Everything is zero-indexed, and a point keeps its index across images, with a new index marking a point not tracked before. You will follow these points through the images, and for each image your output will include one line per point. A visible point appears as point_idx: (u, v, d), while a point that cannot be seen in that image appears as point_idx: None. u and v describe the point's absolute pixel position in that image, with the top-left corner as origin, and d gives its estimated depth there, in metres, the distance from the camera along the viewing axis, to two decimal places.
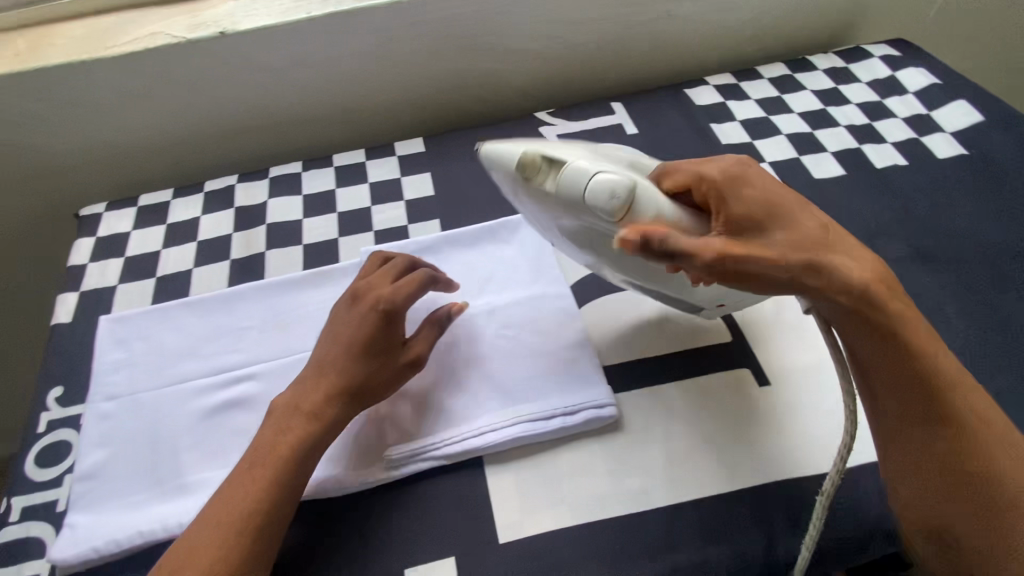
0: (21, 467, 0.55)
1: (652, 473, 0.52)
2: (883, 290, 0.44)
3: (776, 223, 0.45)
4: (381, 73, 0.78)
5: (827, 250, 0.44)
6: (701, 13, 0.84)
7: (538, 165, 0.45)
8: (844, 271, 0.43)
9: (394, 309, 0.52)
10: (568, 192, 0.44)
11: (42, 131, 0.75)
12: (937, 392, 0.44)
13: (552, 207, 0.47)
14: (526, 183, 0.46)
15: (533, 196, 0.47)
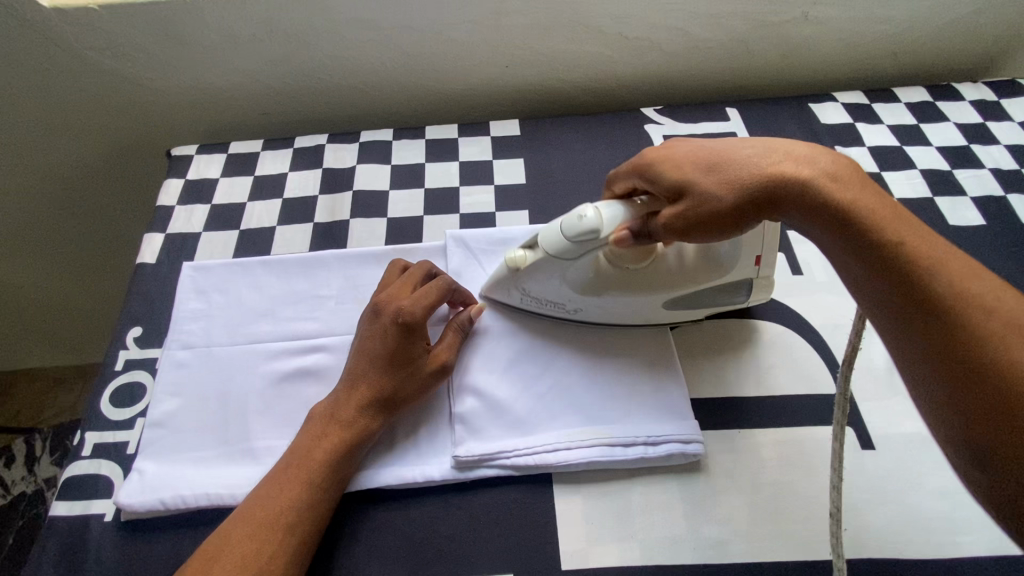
0: (96, 402, 0.56)
1: (731, 523, 0.48)
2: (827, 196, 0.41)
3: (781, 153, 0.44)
4: (487, 46, 0.74)
5: (800, 170, 0.42)
6: (842, 20, 0.75)
7: (524, 259, 0.53)
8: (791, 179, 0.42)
9: (411, 321, 0.51)
10: (555, 248, 0.50)
11: (144, 66, 0.75)
12: (944, 294, 0.35)
13: (560, 267, 0.52)
14: (526, 274, 0.53)
15: (541, 275, 0.53)
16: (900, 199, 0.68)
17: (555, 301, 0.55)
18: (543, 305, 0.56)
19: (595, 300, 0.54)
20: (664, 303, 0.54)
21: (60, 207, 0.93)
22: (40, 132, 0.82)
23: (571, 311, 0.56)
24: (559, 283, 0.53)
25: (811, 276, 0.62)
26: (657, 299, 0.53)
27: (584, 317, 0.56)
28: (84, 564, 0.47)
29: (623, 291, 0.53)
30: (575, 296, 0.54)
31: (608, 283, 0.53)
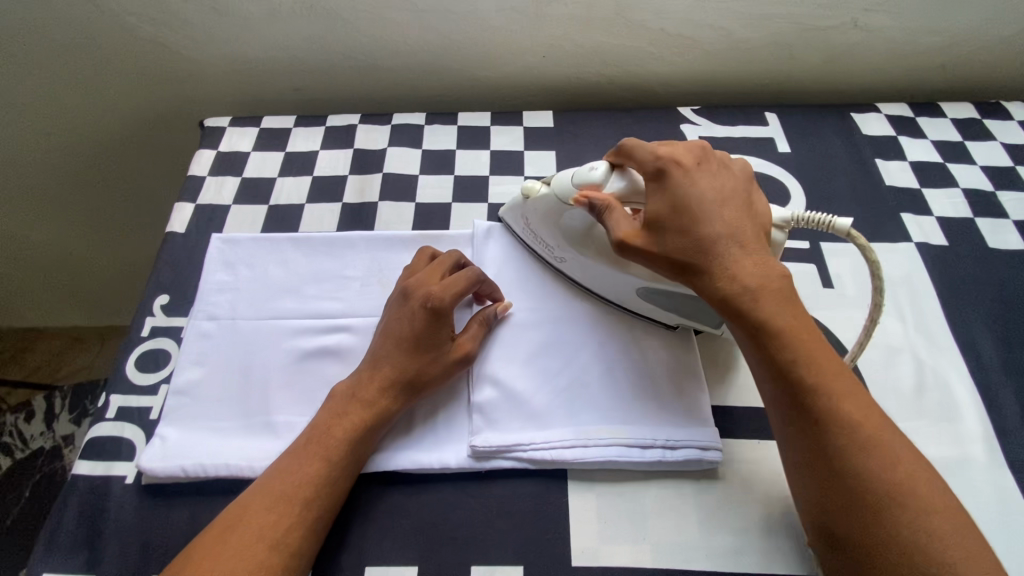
0: (121, 366, 0.56)
1: (745, 534, 0.47)
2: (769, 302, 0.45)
3: (731, 242, 0.46)
4: (526, 35, 0.73)
5: (757, 268, 0.46)
6: (893, 30, 0.73)
7: (538, 190, 0.57)
8: (722, 277, 0.46)
9: (441, 308, 0.51)
10: (561, 190, 0.54)
11: (182, 34, 0.75)
12: (833, 417, 0.41)
13: (558, 212, 0.56)
14: (534, 206, 0.58)
15: (546, 213, 0.57)
16: (939, 217, 0.66)
17: (547, 244, 0.59)
18: (538, 244, 0.60)
19: (579, 257, 0.56)
20: (640, 289, 0.54)
21: (91, 171, 0.94)
22: (76, 95, 0.83)
23: (558, 260, 0.59)
24: (555, 229, 0.57)
25: (842, 289, 0.61)
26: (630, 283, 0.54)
27: (569, 271, 0.59)
28: (103, 524, 0.48)
29: (601, 257, 0.54)
30: (563, 246, 0.57)
31: (592, 247, 0.55)
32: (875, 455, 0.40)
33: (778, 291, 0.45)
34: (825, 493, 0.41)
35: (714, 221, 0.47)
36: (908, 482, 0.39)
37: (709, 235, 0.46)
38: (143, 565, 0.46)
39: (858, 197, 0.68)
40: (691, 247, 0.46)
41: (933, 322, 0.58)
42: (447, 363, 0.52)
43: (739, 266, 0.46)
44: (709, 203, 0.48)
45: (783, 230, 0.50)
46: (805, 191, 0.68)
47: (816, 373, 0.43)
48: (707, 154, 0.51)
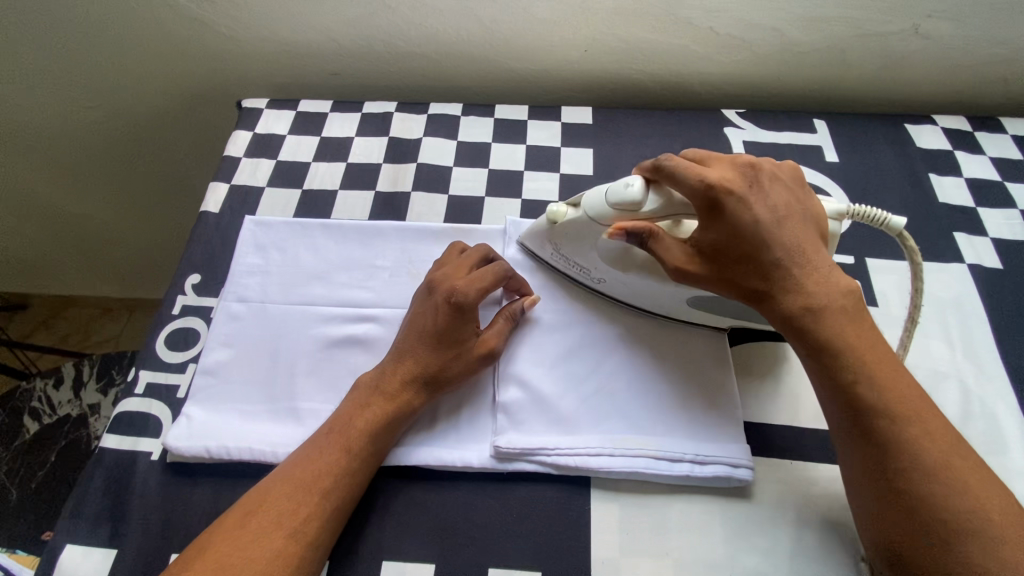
0: (152, 343, 0.57)
1: (772, 555, 0.46)
2: (835, 314, 0.44)
3: (793, 264, 0.45)
4: (569, 29, 0.71)
5: (821, 278, 0.44)
6: (956, 38, 0.69)
7: (563, 215, 0.53)
8: (783, 296, 0.44)
9: (463, 304, 0.50)
10: (595, 211, 0.50)
11: (222, 12, 0.74)
12: (902, 446, 0.40)
13: (593, 233, 0.51)
14: (563, 232, 0.54)
15: (579, 237, 0.53)
16: (994, 238, 0.63)
17: (584, 267, 0.55)
18: (571, 266, 0.57)
19: (619, 275, 0.53)
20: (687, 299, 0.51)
21: (129, 145, 0.96)
22: (118, 69, 0.84)
23: (596, 281, 0.56)
24: (592, 252, 0.53)
25: (887, 309, 0.58)
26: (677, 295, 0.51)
27: (608, 290, 0.56)
28: (128, 499, 0.48)
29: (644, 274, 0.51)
30: (601, 265, 0.54)
31: (634, 265, 0.51)
32: (949, 479, 0.39)
33: (841, 310, 0.44)
34: (887, 512, 0.40)
35: (777, 240, 0.45)
36: (986, 504, 0.38)
37: (769, 256, 0.45)
38: (164, 544, 0.46)
39: (907, 212, 0.65)
40: (749, 269, 0.45)
41: (983, 348, 0.55)
42: (472, 358, 0.50)
43: (802, 287, 0.44)
44: (776, 225, 0.45)
45: (839, 222, 0.49)
46: (852, 203, 0.66)
47: (887, 398, 0.41)
48: (759, 173, 0.48)
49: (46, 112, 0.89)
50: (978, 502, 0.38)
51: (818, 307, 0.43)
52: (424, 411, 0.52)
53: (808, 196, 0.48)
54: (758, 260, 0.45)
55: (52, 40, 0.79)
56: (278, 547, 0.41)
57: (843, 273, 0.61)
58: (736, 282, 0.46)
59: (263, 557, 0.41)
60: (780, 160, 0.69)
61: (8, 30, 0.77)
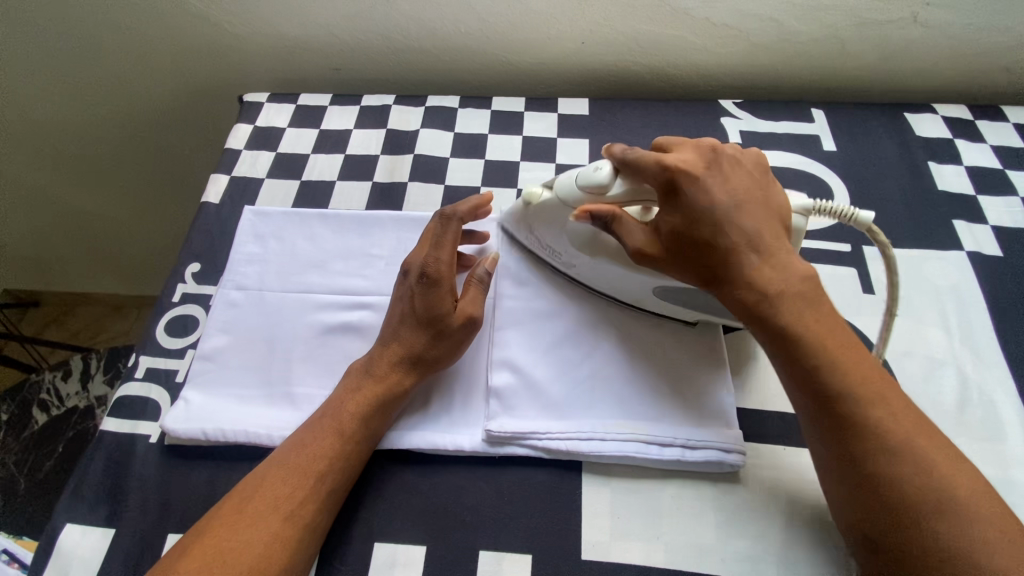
0: (152, 329, 0.58)
1: (765, 540, 0.46)
2: (795, 299, 0.44)
3: (751, 248, 0.45)
4: (564, 21, 0.71)
5: (780, 265, 0.45)
6: (956, 26, 0.69)
7: (538, 196, 0.55)
8: (740, 280, 0.45)
9: (434, 276, 0.51)
10: (565, 193, 0.52)
11: (224, 9, 0.76)
12: (864, 427, 0.40)
13: (564, 214, 0.53)
14: (537, 212, 0.56)
15: (550, 218, 0.55)
16: (995, 226, 0.62)
17: (554, 249, 0.56)
18: (544, 251, 0.58)
19: (589, 262, 0.54)
20: (653, 289, 0.52)
21: (136, 141, 0.98)
22: (125, 66, 0.86)
23: (567, 266, 0.56)
24: (563, 235, 0.54)
25: (883, 296, 0.58)
26: (642, 284, 0.52)
27: (579, 276, 0.56)
28: (126, 480, 0.49)
29: (613, 259, 0.52)
30: (571, 250, 0.54)
31: (600, 248, 0.52)
32: (915, 461, 0.38)
33: (801, 295, 0.44)
34: (856, 497, 0.39)
35: (735, 226, 0.46)
36: (955, 486, 0.37)
37: (726, 240, 0.45)
38: (160, 524, 0.47)
39: (905, 200, 0.64)
40: (708, 254, 0.46)
41: (981, 335, 0.55)
42: (454, 327, 0.51)
43: (760, 271, 0.45)
44: (733, 209, 0.46)
45: (805, 216, 0.48)
46: (849, 192, 0.65)
47: (849, 380, 0.41)
48: (717, 156, 0.49)
49: (55, 109, 0.91)
50: (945, 482, 0.38)
51: (776, 291, 0.44)
52: (417, 395, 0.52)
53: (770, 183, 0.49)
54: (719, 247, 0.45)
55: (60, 38, 0.81)
56: (275, 529, 0.42)
57: (840, 261, 0.60)
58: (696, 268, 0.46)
59: (261, 540, 0.41)
60: (776, 149, 0.69)
61: (17, 27, 0.79)
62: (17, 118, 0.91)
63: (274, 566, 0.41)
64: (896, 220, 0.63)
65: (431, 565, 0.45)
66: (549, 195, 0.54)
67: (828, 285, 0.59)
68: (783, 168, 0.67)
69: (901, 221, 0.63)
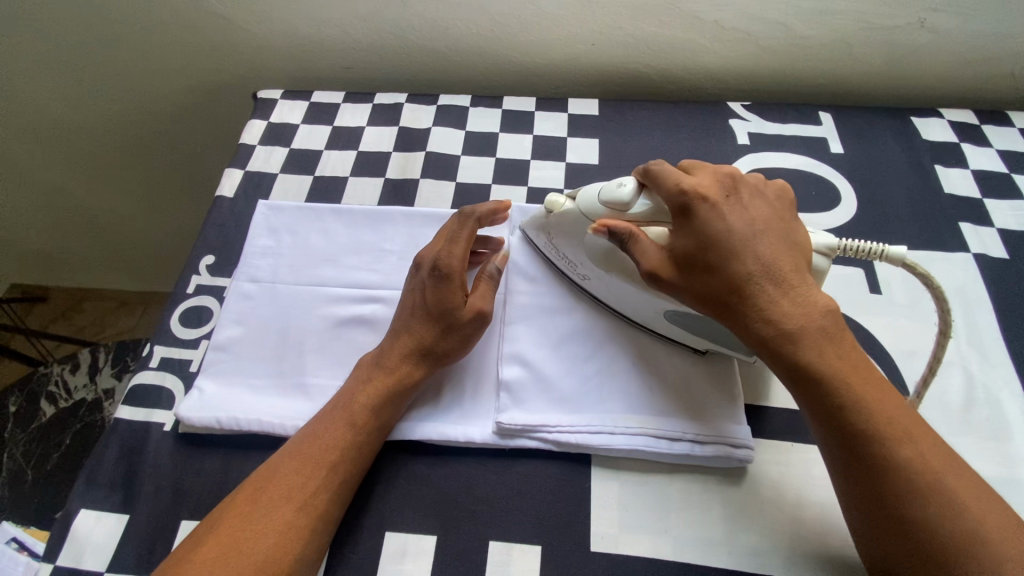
0: (167, 320, 0.59)
1: (772, 534, 0.46)
2: (814, 333, 0.43)
3: (769, 280, 0.45)
4: (575, 23, 0.72)
5: (799, 299, 0.44)
6: (963, 32, 0.70)
7: (561, 205, 0.54)
8: (758, 313, 0.44)
9: (447, 270, 0.52)
10: (588, 205, 0.51)
11: (239, 7, 0.77)
12: (888, 465, 0.40)
13: (583, 225, 0.52)
14: (556, 221, 0.54)
15: (570, 230, 0.54)
16: (1001, 229, 0.63)
17: (572, 261, 0.55)
18: (560, 259, 0.57)
19: (604, 275, 0.53)
20: (669, 312, 0.50)
21: (149, 138, 0.99)
22: (140, 63, 0.87)
23: (582, 277, 0.56)
24: (580, 245, 0.53)
25: (890, 297, 0.58)
26: (652, 303, 0.51)
27: (592, 288, 0.55)
28: (140, 468, 0.50)
29: (626, 278, 0.51)
30: (587, 263, 0.54)
31: (617, 266, 0.51)
32: (940, 501, 0.38)
33: (821, 329, 0.44)
34: (881, 536, 0.39)
35: (752, 257, 0.45)
36: (982, 524, 0.37)
37: (744, 270, 0.45)
38: (173, 510, 0.48)
39: (912, 203, 0.65)
40: (726, 286, 0.45)
41: (988, 337, 0.55)
42: (463, 320, 0.51)
43: (780, 304, 0.44)
44: (749, 238, 0.46)
45: (828, 256, 0.47)
46: (856, 194, 0.66)
47: (872, 417, 0.41)
48: (733, 186, 0.49)
49: (70, 106, 0.92)
50: (974, 523, 0.37)
51: (796, 326, 0.44)
52: (428, 387, 0.53)
53: (784, 213, 0.49)
54: (737, 280, 0.45)
55: (77, 35, 0.82)
56: (289, 518, 0.42)
57: (848, 261, 0.61)
58: (715, 301, 0.46)
59: (276, 529, 0.42)
60: (783, 151, 0.69)
61: (34, 23, 0.80)
62: (34, 115, 0.93)
63: (289, 554, 0.41)
64: (903, 222, 0.64)
65: (442, 555, 0.46)
66: (570, 207, 0.53)
67: (835, 286, 0.59)
68: (792, 170, 0.68)
69: (908, 224, 0.63)
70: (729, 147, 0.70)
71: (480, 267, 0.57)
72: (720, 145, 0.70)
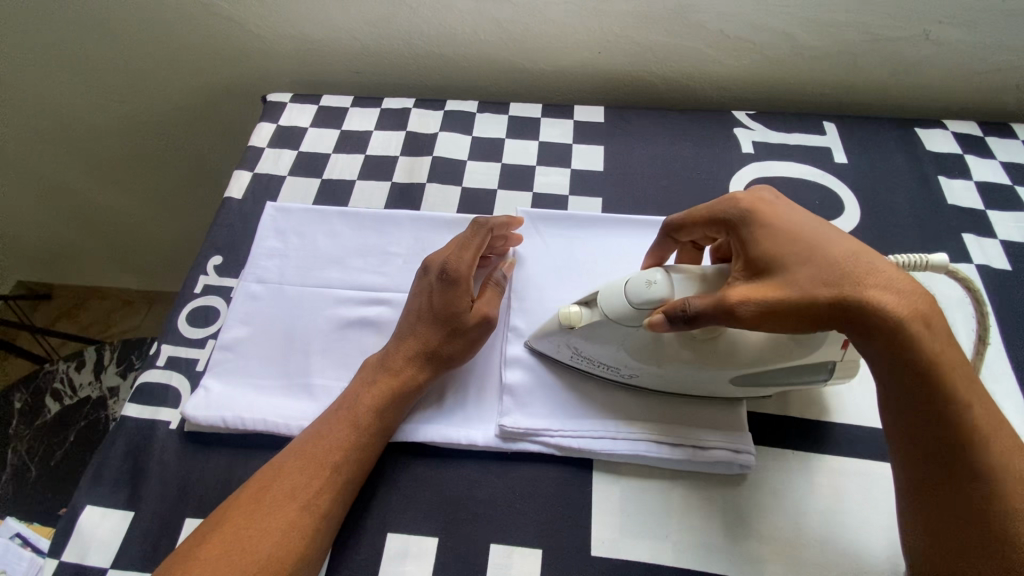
0: (174, 319, 0.60)
1: (771, 541, 0.46)
2: (937, 324, 0.38)
3: (881, 266, 0.40)
4: (581, 32, 0.73)
5: (913, 285, 0.40)
6: (968, 44, 0.70)
7: (580, 316, 0.48)
8: (890, 302, 0.38)
9: (454, 274, 0.53)
10: (617, 312, 0.46)
11: (250, 12, 0.78)
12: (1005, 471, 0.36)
13: (620, 333, 0.47)
14: (580, 334, 0.49)
15: (602, 336, 0.48)
16: (1004, 241, 0.63)
17: (610, 366, 0.50)
18: (595, 366, 0.51)
19: (654, 369, 0.48)
20: (738, 378, 0.47)
21: (159, 140, 1.00)
22: (152, 65, 0.88)
23: (627, 376, 0.50)
24: (619, 349, 0.48)
25: None
26: (720, 377, 0.47)
27: (641, 382, 0.51)
28: (145, 464, 0.50)
29: (690, 364, 0.46)
30: (633, 363, 0.48)
31: (674, 357, 0.46)
32: None
33: (940, 321, 0.39)
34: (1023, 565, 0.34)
35: (852, 244, 0.41)
36: None
37: (852, 256, 0.40)
38: (178, 507, 0.48)
39: (915, 214, 0.65)
40: (839, 272, 0.39)
41: (990, 348, 0.55)
42: (469, 324, 0.52)
43: (898, 288, 0.39)
44: (833, 227, 0.42)
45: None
46: (859, 203, 0.66)
47: (985, 420, 0.37)
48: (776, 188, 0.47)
49: (83, 106, 0.94)
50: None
51: (921, 313, 0.38)
52: (431, 391, 0.53)
53: None
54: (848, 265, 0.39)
55: (90, 36, 0.83)
56: (293, 517, 0.43)
57: None
58: (836, 294, 0.38)
59: (280, 527, 0.42)
60: (788, 160, 0.70)
61: (49, 25, 0.81)
62: (46, 115, 0.94)
63: (292, 553, 0.42)
64: (906, 232, 0.64)
65: (443, 557, 0.46)
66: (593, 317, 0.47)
67: None
68: (795, 179, 0.68)
69: (912, 234, 0.64)
70: (734, 155, 0.71)
71: (487, 273, 0.58)
72: (724, 153, 0.71)
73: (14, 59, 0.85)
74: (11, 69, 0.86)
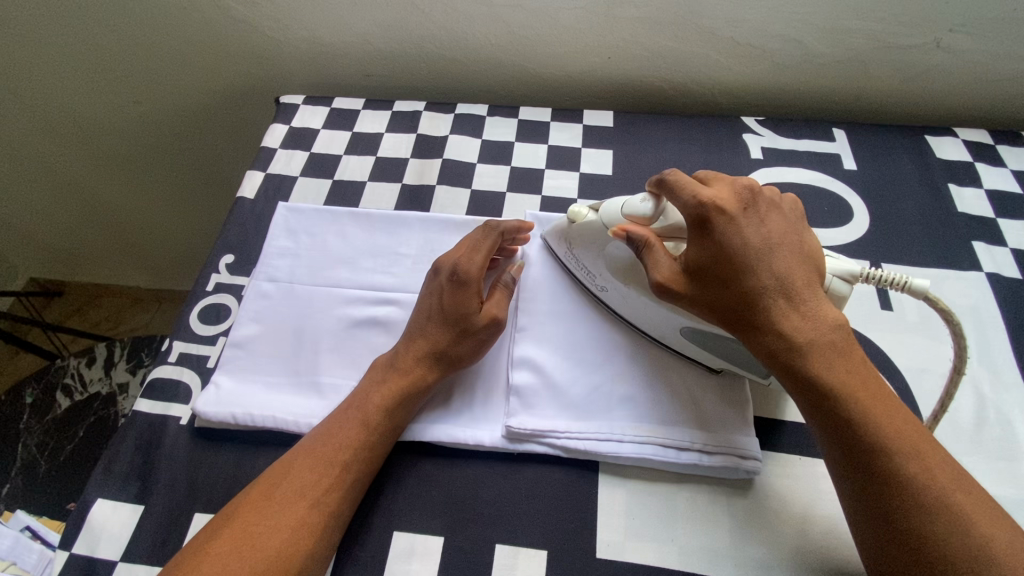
0: (186, 317, 0.60)
1: (778, 547, 0.46)
2: (825, 344, 0.43)
3: (782, 293, 0.45)
4: (591, 37, 0.74)
5: (810, 309, 0.44)
6: (979, 52, 0.70)
7: (583, 216, 0.54)
8: (773, 321, 0.44)
9: (466, 276, 0.53)
10: (609, 218, 0.51)
11: (265, 14, 0.79)
12: (891, 472, 0.40)
13: (604, 238, 0.52)
14: (579, 231, 0.55)
15: (591, 239, 0.54)
16: (1014, 249, 0.63)
17: (590, 271, 0.55)
18: (579, 269, 0.56)
19: (622, 287, 0.52)
20: (689, 331, 0.50)
21: (169, 141, 1.01)
22: (164, 66, 0.89)
23: (600, 289, 0.55)
24: (601, 257, 0.53)
25: (901, 314, 0.58)
26: (673, 324, 0.50)
27: (608, 300, 0.55)
28: (156, 459, 0.51)
29: (644, 292, 0.50)
30: (606, 274, 0.53)
31: (639, 282, 0.50)
32: (946, 515, 0.38)
33: (833, 342, 0.44)
34: (886, 551, 0.39)
35: (766, 270, 0.45)
36: (992, 546, 0.37)
37: (759, 286, 0.45)
38: (188, 502, 0.49)
39: (924, 221, 0.65)
40: (741, 301, 0.45)
41: (1000, 356, 0.55)
42: (479, 326, 0.52)
43: (791, 318, 0.44)
44: (762, 254, 0.46)
45: (850, 282, 0.46)
46: (868, 210, 0.66)
47: (883, 432, 0.41)
48: (751, 196, 0.48)
49: (95, 106, 0.95)
50: (979, 538, 0.37)
51: (807, 341, 0.44)
52: (439, 392, 0.54)
53: (796, 225, 0.48)
54: (748, 286, 0.45)
55: (107, 38, 0.85)
56: (300, 517, 0.43)
57: (859, 277, 0.61)
58: (730, 311, 0.45)
59: (288, 526, 0.42)
60: (797, 166, 0.70)
61: (67, 26, 0.83)
62: (58, 114, 0.96)
63: (300, 552, 0.42)
64: (914, 239, 0.64)
65: (448, 556, 0.46)
66: (594, 215, 0.54)
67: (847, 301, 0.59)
68: (804, 185, 0.68)
69: (921, 241, 0.64)
70: (742, 160, 0.71)
71: (495, 275, 0.58)
72: (733, 159, 0.71)
73: (31, 61, 0.87)
74: (27, 69, 0.88)
